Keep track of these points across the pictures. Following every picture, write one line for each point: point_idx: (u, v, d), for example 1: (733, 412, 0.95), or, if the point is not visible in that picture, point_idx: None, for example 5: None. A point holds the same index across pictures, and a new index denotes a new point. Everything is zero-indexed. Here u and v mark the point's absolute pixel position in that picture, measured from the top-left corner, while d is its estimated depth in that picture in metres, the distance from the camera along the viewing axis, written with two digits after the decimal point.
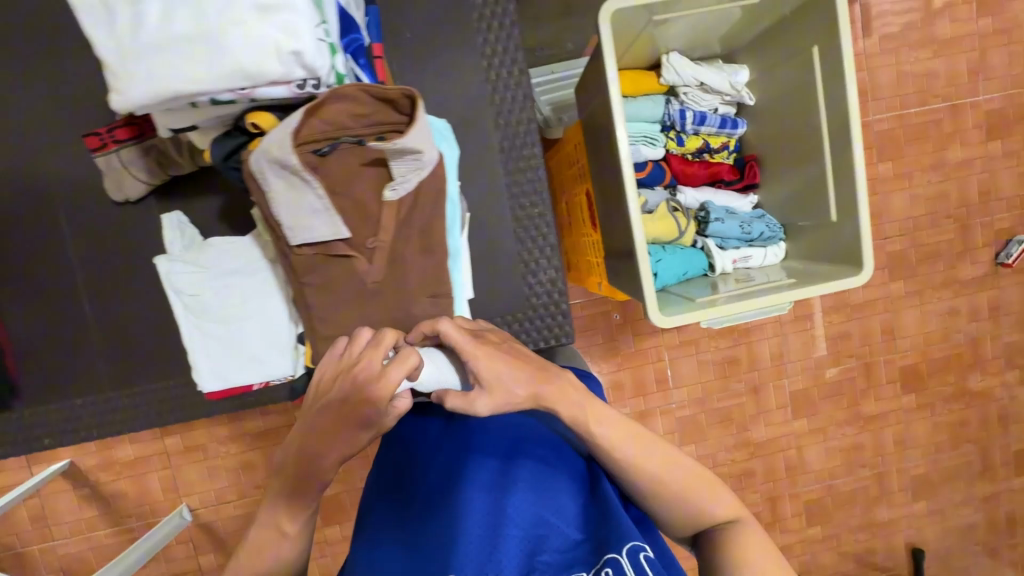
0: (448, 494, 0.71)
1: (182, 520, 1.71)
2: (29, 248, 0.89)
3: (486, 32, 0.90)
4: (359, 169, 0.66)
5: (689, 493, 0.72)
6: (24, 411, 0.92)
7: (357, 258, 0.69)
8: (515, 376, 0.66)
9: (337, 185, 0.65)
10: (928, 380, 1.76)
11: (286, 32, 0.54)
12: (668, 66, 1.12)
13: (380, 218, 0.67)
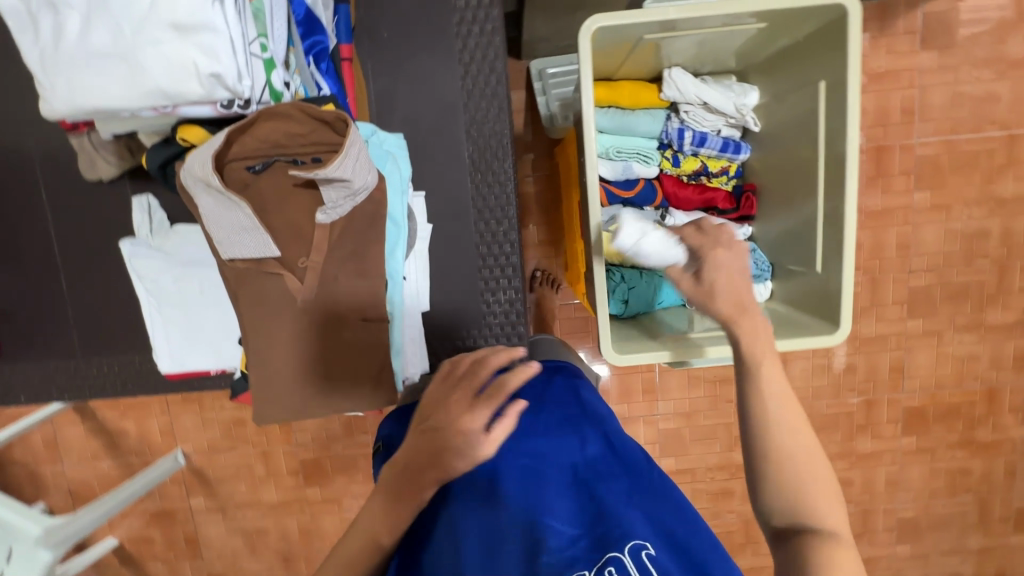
0: (444, 511, 0.68)
1: (174, 464, 1.83)
2: (13, 218, 0.94)
3: (465, 38, 0.86)
4: (291, 189, 0.76)
5: (797, 475, 0.57)
6: (7, 367, 0.98)
7: (287, 276, 0.78)
8: (735, 287, 0.64)
9: (268, 204, 0.75)
10: (933, 425, 1.64)
11: (205, 55, 0.61)
12: (669, 82, 1.05)
13: (312, 238, 0.77)
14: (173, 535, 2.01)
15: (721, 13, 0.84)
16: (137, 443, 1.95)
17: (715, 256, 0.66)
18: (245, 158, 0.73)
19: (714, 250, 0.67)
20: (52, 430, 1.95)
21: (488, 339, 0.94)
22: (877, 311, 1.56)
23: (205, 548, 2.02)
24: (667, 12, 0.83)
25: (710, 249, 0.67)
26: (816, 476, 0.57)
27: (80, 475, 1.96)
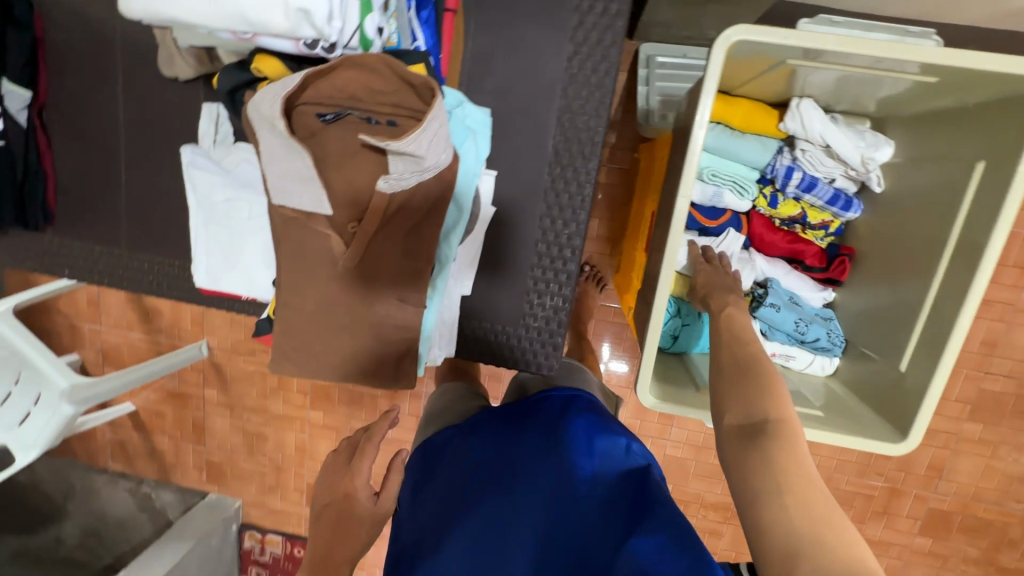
0: (460, 549, 0.68)
1: (196, 355, 1.91)
2: (87, 96, 0.92)
3: (582, 15, 0.77)
4: (357, 148, 0.66)
5: (751, 375, 0.63)
6: (53, 238, 0.99)
7: (335, 238, 0.70)
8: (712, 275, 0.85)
9: (330, 158, 0.66)
10: (954, 534, 1.50)
11: None
12: (794, 113, 0.92)
13: (367, 205, 0.67)
14: (182, 416, 2.14)
15: (884, 55, 0.71)
16: (168, 324, 2.05)
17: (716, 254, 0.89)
18: (317, 104, 0.67)
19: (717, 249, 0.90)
20: (96, 291, 2.07)
21: (521, 341, 0.90)
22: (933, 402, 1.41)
23: (208, 436, 2.15)
24: (822, 41, 0.71)
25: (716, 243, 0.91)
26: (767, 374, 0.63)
27: (112, 338, 2.08)
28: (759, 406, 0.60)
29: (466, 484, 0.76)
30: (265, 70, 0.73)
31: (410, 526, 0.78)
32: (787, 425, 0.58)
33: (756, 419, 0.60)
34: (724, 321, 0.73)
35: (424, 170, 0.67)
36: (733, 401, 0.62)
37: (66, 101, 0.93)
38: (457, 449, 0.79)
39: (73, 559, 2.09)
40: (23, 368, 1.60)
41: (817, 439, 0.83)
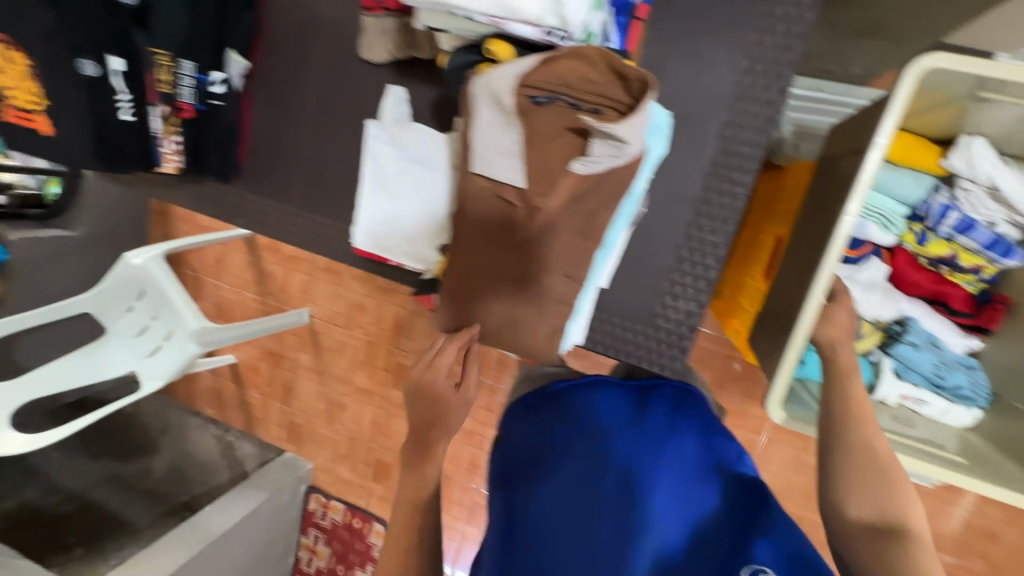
0: (569, 494, 0.66)
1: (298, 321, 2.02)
2: (287, 70, 1.05)
3: (765, 33, 0.80)
4: (559, 131, 0.71)
5: (885, 474, 0.66)
6: (235, 190, 1.14)
7: (516, 209, 0.75)
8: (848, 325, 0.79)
9: (535, 136, 0.71)
10: None
11: None
12: (961, 150, 0.89)
13: (557, 181, 0.72)
14: (275, 376, 2.30)
15: None
16: (277, 289, 2.20)
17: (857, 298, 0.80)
18: (529, 87, 0.69)
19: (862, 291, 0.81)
20: (221, 251, 2.26)
21: (647, 340, 0.93)
22: None
23: (294, 398, 2.29)
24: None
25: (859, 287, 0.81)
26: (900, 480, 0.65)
27: (228, 295, 2.29)
28: (887, 508, 0.63)
29: (576, 436, 0.73)
30: (498, 55, 0.70)
31: (509, 453, 0.78)
32: (914, 522, 0.62)
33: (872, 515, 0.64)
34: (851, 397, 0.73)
35: (617, 160, 0.69)
36: (858, 496, 0.65)
37: (268, 74, 1.07)
38: (589, 397, 0.77)
39: (155, 492, 1.91)
40: (162, 308, 1.77)
41: (957, 483, 0.80)
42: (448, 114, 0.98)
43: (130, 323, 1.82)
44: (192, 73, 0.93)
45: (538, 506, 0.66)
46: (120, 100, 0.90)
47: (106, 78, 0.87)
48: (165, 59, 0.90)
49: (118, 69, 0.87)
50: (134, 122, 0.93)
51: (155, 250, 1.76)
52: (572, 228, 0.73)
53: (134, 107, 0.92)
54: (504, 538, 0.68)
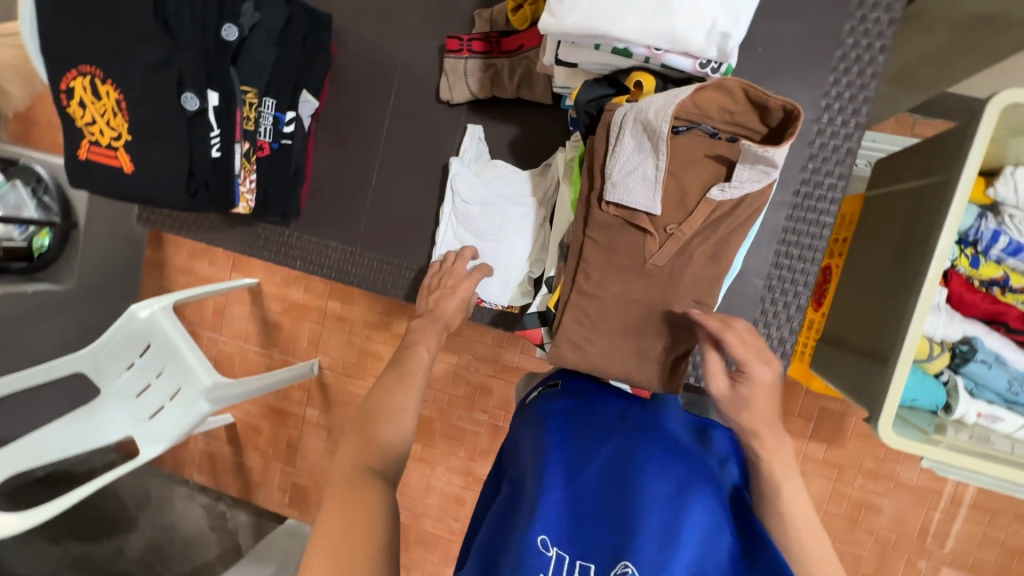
0: (625, 472, 0.62)
1: (308, 372, 1.89)
2: (359, 111, 1.07)
3: (839, 74, 0.87)
4: (697, 158, 0.70)
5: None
6: (293, 231, 1.10)
7: (651, 237, 0.73)
8: (762, 408, 0.70)
9: (674, 165, 0.70)
10: None
11: (726, 14, 0.61)
12: (1006, 179, 0.96)
13: (693, 209, 0.70)
14: (278, 435, 2.06)
15: None
16: (285, 340, 2.02)
17: (755, 371, 0.70)
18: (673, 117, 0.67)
19: (756, 364, 0.70)
20: (222, 302, 2.08)
21: (742, 367, 0.96)
22: None
23: (299, 460, 2.04)
24: None
25: (752, 360, 0.70)
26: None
27: (226, 348, 2.10)
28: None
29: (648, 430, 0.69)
30: (645, 86, 0.70)
31: (561, 409, 0.74)
32: None
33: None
34: (784, 495, 0.68)
35: (763, 181, 0.67)
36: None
37: (339, 115, 1.07)
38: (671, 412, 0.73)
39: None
40: (168, 362, 1.62)
41: None
42: (526, 151, 1.00)
43: (128, 382, 1.65)
44: (273, 111, 0.91)
45: (588, 471, 0.63)
46: (211, 135, 0.82)
47: (202, 113, 0.81)
48: (253, 97, 0.86)
49: (214, 104, 0.82)
50: (218, 158, 0.84)
51: (163, 301, 1.62)
52: (706, 253, 0.72)
53: (221, 143, 0.84)
54: (542, 482, 0.62)
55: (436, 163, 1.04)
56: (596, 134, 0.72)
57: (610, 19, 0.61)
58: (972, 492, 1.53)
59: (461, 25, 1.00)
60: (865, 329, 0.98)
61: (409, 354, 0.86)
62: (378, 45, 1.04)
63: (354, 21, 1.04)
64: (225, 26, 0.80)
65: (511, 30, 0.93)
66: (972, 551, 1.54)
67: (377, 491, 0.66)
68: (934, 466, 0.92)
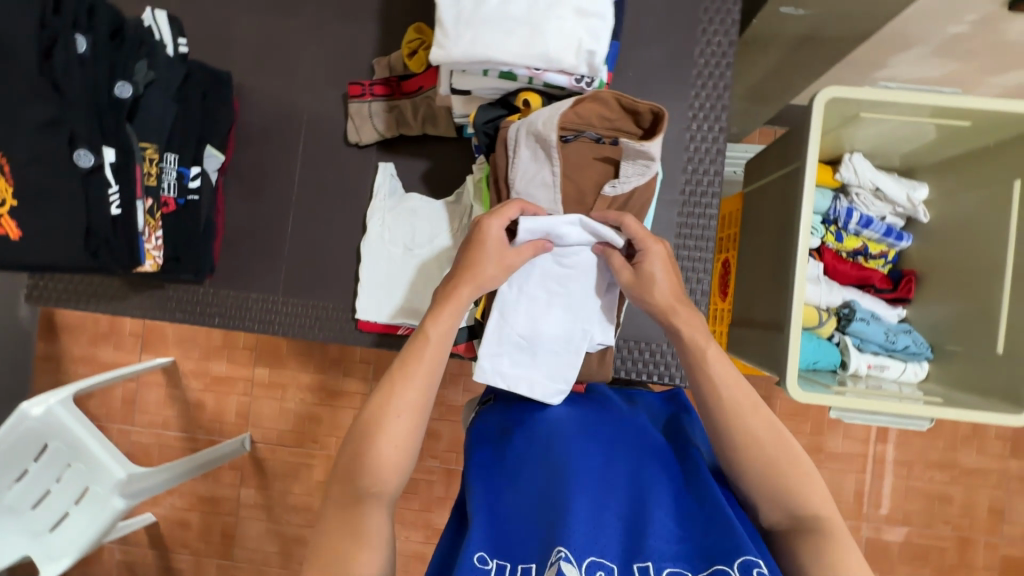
0: (547, 476, 0.67)
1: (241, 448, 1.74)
2: (269, 161, 1.08)
3: (699, 87, 1.02)
4: (590, 161, 0.82)
5: (781, 468, 0.65)
6: (208, 288, 1.07)
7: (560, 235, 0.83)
8: (666, 286, 0.78)
9: (568, 169, 0.82)
10: (976, 560, 1.67)
11: (588, 36, 0.75)
12: (848, 164, 1.14)
13: (592, 206, 0.83)
14: (210, 524, 1.86)
15: (928, 102, 0.95)
16: (210, 419, 1.86)
17: (653, 249, 0.79)
18: (561, 128, 0.80)
19: (653, 244, 0.79)
20: (133, 388, 1.90)
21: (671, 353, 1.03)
22: (978, 442, 1.67)
23: (238, 549, 1.85)
24: (894, 95, 0.95)
25: (649, 242, 0.79)
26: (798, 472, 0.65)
27: (142, 439, 1.90)
28: (778, 511, 0.65)
29: (569, 429, 0.74)
30: (532, 104, 0.82)
31: (490, 433, 0.78)
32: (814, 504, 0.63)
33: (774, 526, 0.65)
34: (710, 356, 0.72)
35: (647, 176, 0.81)
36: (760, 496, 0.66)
37: (247, 168, 1.08)
38: (585, 412, 0.78)
39: None
40: (72, 461, 1.42)
41: (940, 416, 0.95)
42: (438, 182, 1.06)
43: (19, 495, 1.39)
44: (175, 166, 0.93)
45: (514, 489, 0.67)
46: (109, 191, 0.81)
47: (98, 169, 0.80)
48: (153, 152, 0.88)
49: (110, 160, 0.81)
50: (118, 215, 0.83)
51: (62, 391, 1.40)
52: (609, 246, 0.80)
53: (121, 199, 0.83)
54: (472, 508, 0.65)
55: (351, 202, 1.07)
56: (497, 147, 0.83)
57: (491, 46, 0.73)
58: (890, 450, 1.69)
59: (362, 73, 1.06)
60: (765, 305, 1.10)
61: (411, 364, 0.72)
62: (282, 97, 1.08)
63: (256, 78, 1.08)
64: (119, 82, 0.82)
65: (409, 73, 1.00)
66: (900, 504, 1.68)
67: (363, 519, 0.63)
68: (842, 414, 1.04)
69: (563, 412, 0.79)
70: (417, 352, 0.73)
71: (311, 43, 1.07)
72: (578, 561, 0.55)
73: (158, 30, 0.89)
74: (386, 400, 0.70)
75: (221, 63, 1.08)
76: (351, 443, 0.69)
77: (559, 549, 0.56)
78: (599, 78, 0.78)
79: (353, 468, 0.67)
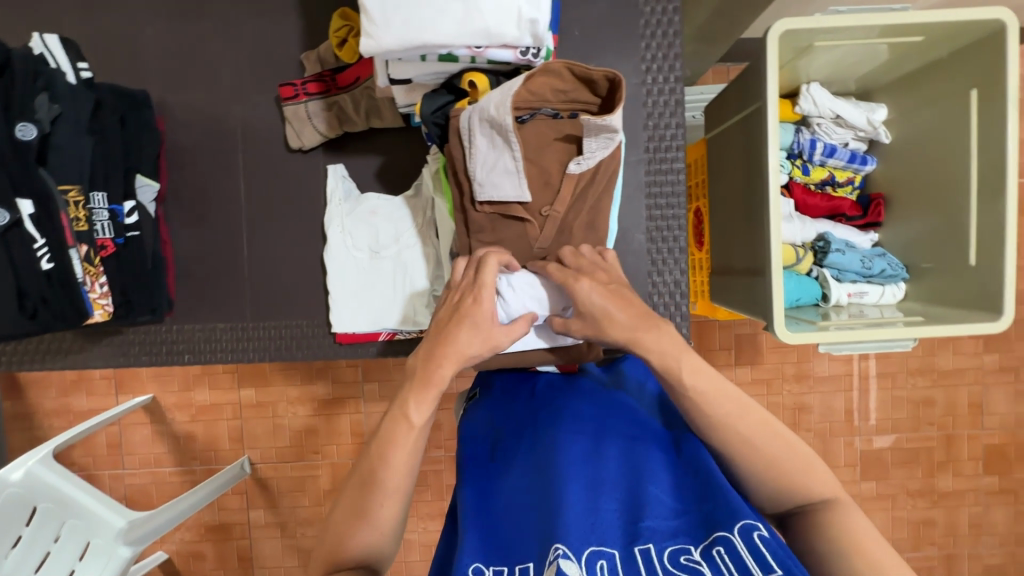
0: (540, 469, 0.66)
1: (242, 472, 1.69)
2: (209, 181, 1.01)
3: (649, 38, 0.98)
4: (549, 138, 0.79)
5: (784, 466, 0.64)
6: (169, 325, 1.01)
7: (531, 222, 0.81)
8: (614, 312, 0.71)
9: (530, 151, 0.79)
10: (963, 454, 1.76)
11: (529, 4, 0.69)
12: (806, 95, 1.13)
13: (560, 186, 0.80)
14: (224, 551, 1.83)
15: (882, 22, 0.92)
16: (203, 449, 1.81)
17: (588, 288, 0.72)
18: (516, 109, 0.77)
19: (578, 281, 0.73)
20: (116, 431, 1.83)
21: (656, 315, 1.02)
22: (953, 343, 1.74)
23: (257, 570, 1.83)
24: (845, 19, 0.92)
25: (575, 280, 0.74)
26: (797, 464, 0.64)
27: (136, 480, 1.84)
28: (781, 501, 0.64)
29: (555, 418, 0.73)
30: (479, 85, 0.77)
31: (476, 435, 0.77)
32: (808, 476, 0.64)
33: (781, 512, 0.65)
34: (687, 375, 0.66)
35: (612, 147, 0.78)
36: (757, 492, 0.65)
37: (186, 191, 1.01)
38: (572, 397, 0.77)
39: None
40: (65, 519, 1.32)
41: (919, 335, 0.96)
42: (394, 177, 1.00)
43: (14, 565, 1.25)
44: (106, 205, 0.86)
45: (506, 492, 0.66)
46: (36, 246, 0.78)
47: (16, 225, 0.76)
48: (77, 194, 0.82)
49: (29, 213, 0.77)
50: (51, 269, 0.79)
51: (40, 450, 1.31)
52: (583, 224, 0.82)
53: (52, 253, 0.79)
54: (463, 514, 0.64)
55: (304, 210, 1.01)
56: (450, 139, 0.79)
57: (423, 28, 0.68)
58: (873, 364, 1.75)
59: (293, 70, 0.99)
60: (742, 251, 1.09)
61: (389, 433, 0.67)
62: (209, 108, 1.00)
63: (178, 92, 1.00)
64: (19, 125, 0.76)
65: (341, 65, 0.93)
66: (888, 414, 1.75)
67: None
68: (830, 346, 1.04)
69: (551, 400, 0.77)
70: (398, 439, 0.67)
71: (230, 45, 0.99)
72: (578, 554, 0.53)
73: (52, 58, 0.82)
74: (373, 469, 0.66)
75: (134, 82, 0.99)
76: (339, 513, 0.67)
77: (556, 545, 0.53)
78: (545, 47, 0.75)
79: (339, 541, 0.65)
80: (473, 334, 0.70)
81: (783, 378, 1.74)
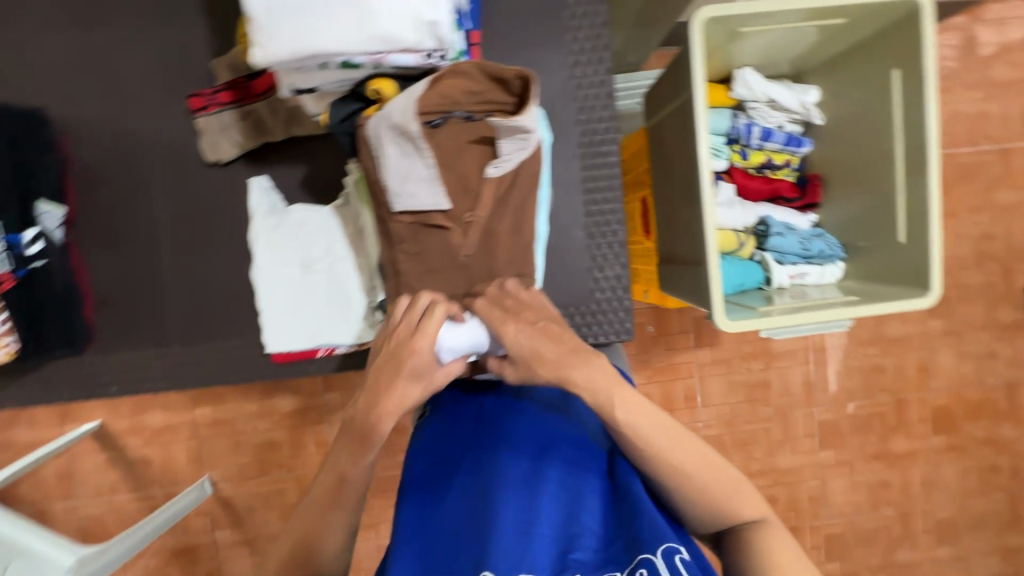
0: (479, 495, 0.69)
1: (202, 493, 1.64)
2: (123, 200, 0.95)
3: (576, 29, 0.95)
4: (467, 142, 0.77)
5: (714, 493, 0.66)
6: (93, 355, 0.96)
7: (453, 229, 0.81)
8: (545, 352, 0.71)
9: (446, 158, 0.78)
10: (915, 416, 1.83)
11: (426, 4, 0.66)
12: (740, 81, 1.13)
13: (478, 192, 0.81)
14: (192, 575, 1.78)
15: (802, 6, 0.92)
16: (160, 472, 1.75)
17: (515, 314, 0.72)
18: (426, 114, 0.74)
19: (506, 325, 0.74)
20: (65, 461, 1.74)
21: (600, 311, 1.01)
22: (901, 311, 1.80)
23: None
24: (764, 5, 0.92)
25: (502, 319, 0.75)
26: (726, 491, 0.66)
27: (91, 511, 1.76)
28: (712, 523, 0.67)
29: (498, 440, 0.74)
30: (385, 91, 0.74)
31: (424, 455, 0.78)
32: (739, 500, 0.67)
33: (712, 531, 0.69)
34: (620, 410, 0.67)
35: (529, 148, 0.77)
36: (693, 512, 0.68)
37: (99, 213, 0.95)
38: (516, 415, 0.77)
39: None
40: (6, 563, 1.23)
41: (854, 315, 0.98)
42: (322, 186, 0.96)
43: None
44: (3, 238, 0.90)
45: (447, 518, 0.69)
46: None
47: None
48: None
49: None
50: None
51: None
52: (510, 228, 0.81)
53: None
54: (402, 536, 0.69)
55: (229, 226, 0.96)
56: (360, 149, 0.78)
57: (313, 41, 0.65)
58: (827, 337, 1.79)
59: (203, 78, 0.93)
60: (682, 245, 1.11)
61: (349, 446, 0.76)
62: (115, 123, 0.94)
63: (79, 107, 0.93)
64: None
65: (254, 71, 0.89)
66: (843, 384, 1.81)
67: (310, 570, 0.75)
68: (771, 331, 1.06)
69: (496, 417, 0.78)
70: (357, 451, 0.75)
71: (131, 53, 0.92)
72: None
73: None
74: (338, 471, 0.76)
75: (29, 97, 0.92)
76: (308, 507, 0.77)
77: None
78: (451, 48, 0.72)
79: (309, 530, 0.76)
80: (411, 382, 0.75)
81: (742, 356, 1.77)
